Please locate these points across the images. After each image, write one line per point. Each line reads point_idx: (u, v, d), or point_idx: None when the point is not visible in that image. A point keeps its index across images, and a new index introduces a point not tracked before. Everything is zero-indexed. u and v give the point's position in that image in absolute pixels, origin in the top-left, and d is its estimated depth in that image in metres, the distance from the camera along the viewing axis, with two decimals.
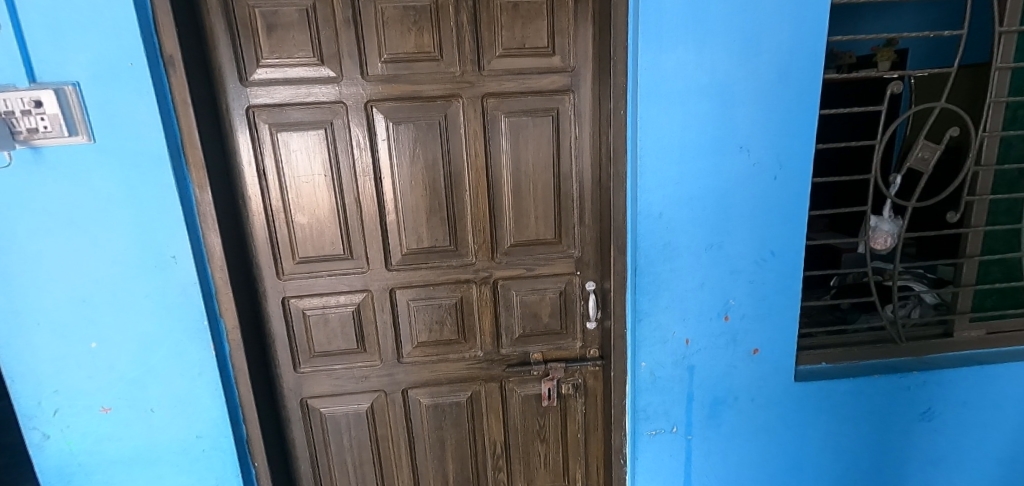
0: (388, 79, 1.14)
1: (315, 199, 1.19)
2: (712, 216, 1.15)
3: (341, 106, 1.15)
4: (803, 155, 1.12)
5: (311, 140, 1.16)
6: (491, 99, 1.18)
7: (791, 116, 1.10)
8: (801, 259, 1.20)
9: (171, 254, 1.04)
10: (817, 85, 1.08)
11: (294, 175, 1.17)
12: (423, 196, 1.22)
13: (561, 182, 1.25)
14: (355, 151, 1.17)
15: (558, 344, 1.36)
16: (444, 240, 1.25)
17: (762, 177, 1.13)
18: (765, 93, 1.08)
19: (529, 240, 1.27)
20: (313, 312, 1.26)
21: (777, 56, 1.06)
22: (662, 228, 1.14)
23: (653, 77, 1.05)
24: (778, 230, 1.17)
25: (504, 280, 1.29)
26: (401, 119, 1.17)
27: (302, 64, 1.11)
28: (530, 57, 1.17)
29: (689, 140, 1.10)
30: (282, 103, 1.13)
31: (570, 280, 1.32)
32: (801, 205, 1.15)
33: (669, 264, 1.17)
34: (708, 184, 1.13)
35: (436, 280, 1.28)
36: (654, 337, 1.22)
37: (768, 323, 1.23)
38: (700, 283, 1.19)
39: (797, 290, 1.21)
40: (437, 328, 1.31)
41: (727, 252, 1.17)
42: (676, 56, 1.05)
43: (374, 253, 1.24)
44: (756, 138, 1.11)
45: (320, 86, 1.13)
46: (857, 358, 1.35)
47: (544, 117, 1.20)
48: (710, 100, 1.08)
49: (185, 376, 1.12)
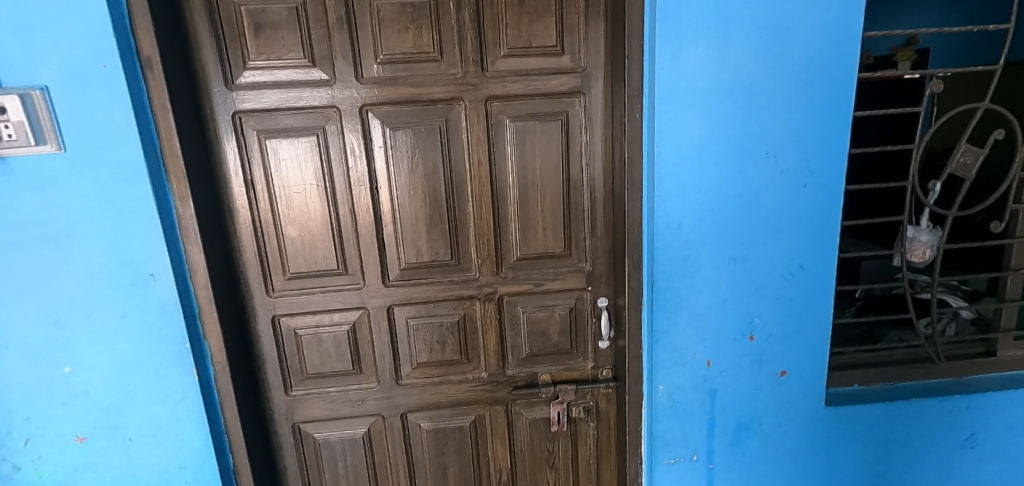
0: (384, 81, 1.06)
1: (307, 210, 1.11)
2: (735, 226, 1.05)
3: (334, 110, 1.07)
4: (837, 159, 1.03)
5: (302, 148, 1.07)
6: (495, 101, 1.10)
7: (823, 119, 1.01)
8: (833, 273, 1.10)
9: (149, 271, 0.96)
10: (851, 83, 0.99)
11: (285, 185, 1.09)
12: (422, 207, 1.14)
13: (571, 191, 1.16)
14: (349, 158, 1.09)
15: (568, 364, 1.26)
16: (445, 254, 1.17)
17: (790, 184, 1.04)
18: (794, 93, 0.99)
19: (537, 253, 1.19)
20: (305, 331, 1.18)
21: (808, 54, 0.97)
22: (681, 241, 1.05)
23: (671, 77, 0.97)
24: (808, 242, 1.07)
25: (510, 296, 1.20)
26: (399, 125, 1.09)
27: (293, 66, 1.03)
28: (537, 57, 1.08)
29: (711, 144, 1.01)
30: (271, 108, 1.05)
31: (581, 295, 1.22)
32: (833, 215, 1.06)
33: (689, 279, 1.08)
34: (732, 192, 1.03)
35: (437, 297, 1.19)
36: (672, 359, 1.12)
37: (796, 343, 1.13)
38: (723, 300, 1.10)
39: (828, 306, 1.11)
40: (438, 348, 1.22)
41: (752, 265, 1.08)
42: (697, 54, 0.96)
43: (370, 267, 1.15)
44: (784, 141, 1.01)
45: (311, 90, 1.05)
46: (892, 380, 1.25)
47: (552, 121, 1.12)
48: (734, 101, 0.99)
49: (166, 402, 1.03)
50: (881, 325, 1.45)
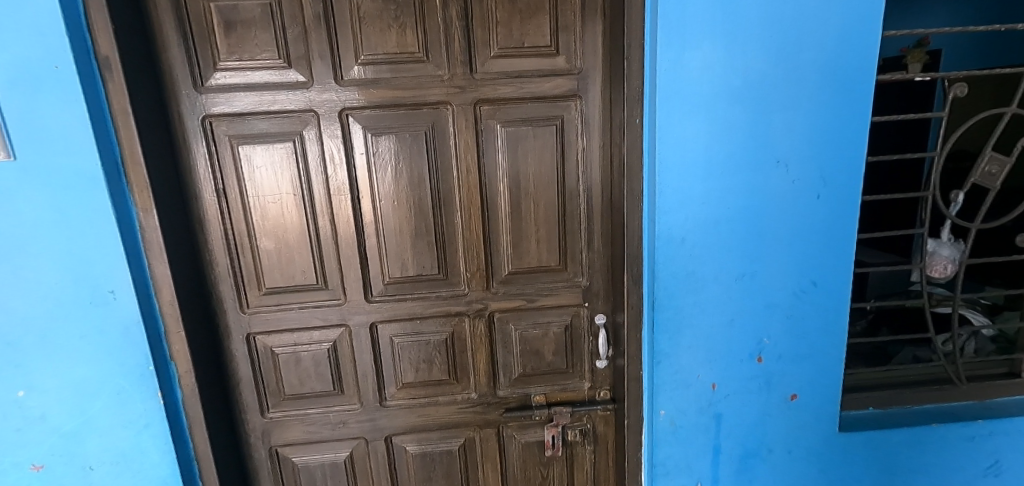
0: (366, 84, 0.99)
1: (284, 221, 1.04)
2: (742, 241, 0.98)
3: (311, 114, 0.99)
4: (853, 169, 0.95)
5: (279, 155, 1.00)
6: (484, 105, 1.03)
7: (839, 125, 0.93)
8: (849, 291, 1.02)
9: (110, 288, 0.89)
10: (869, 87, 0.91)
11: (259, 194, 1.02)
12: (407, 218, 1.06)
13: (567, 201, 1.09)
14: (327, 166, 1.02)
15: (564, 384, 1.19)
16: (432, 268, 1.09)
17: (803, 195, 0.96)
18: (807, 97, 0.92)
19: (530, 267, 1.11)
20: (282, 350, 1.10)
21: (823, 54, 0.90)
22: (684, 256, 0.98)
23: (674, 79, 0.89)
24: (821, 257, 1.00)
25: (501, 313, 1.13)
26: (382, 130, 1.02)
27: (267, 67, 0.96)
28: (531, 58, 1.01)
29: (717, 152, 0.93)
30: (244, 112, 0.98)
31: (577, 312, 1.15)
32: (848, 228, 0.98)
33: (693, 296, 1.00)
34: (740, 204, 0.96)
35: (423, 313, 1.12)
36: (674, 381, 1.04)
37: (808, 365, 1.06)
38: (730, 319, 1.02)
39: (843, 326, 1.04)
40: (425, 368, 1.14)
41: (761, 282, 1.00)
42: (702, 54, 0.88)
43: (351, 282, 1.08)
44: (796, 149, 0.94)
45: (286, 92, 0.98)
46: (910, 403, 1.17)
47: (546, 126, 1.05)
48: (742, 106, 0.91)
49: (129, 429, 0.95)
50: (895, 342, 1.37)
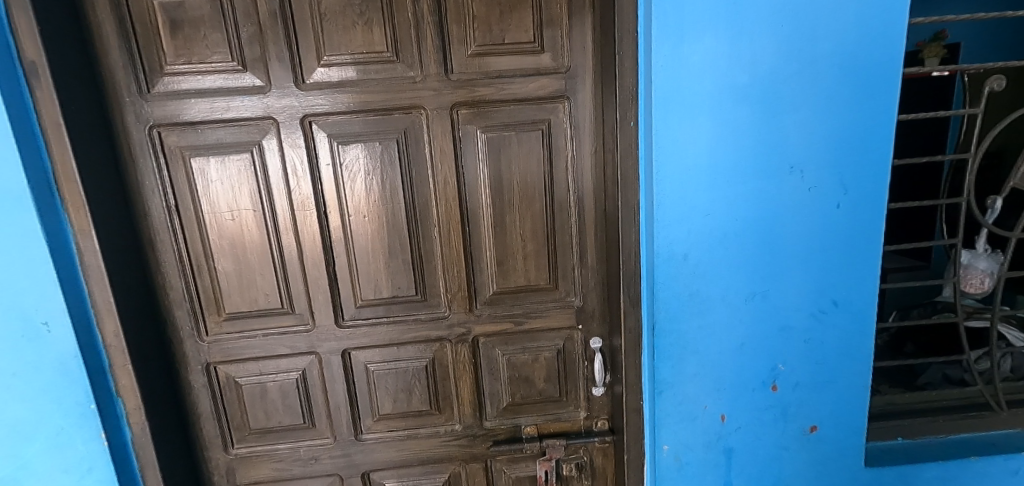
0: (330, 87, 0.89)
1: (243, 240, 0.94)
2: (753, 257, 0.87)
3: (270, 122, 0.90)
4: (878, 174, 0.84)
5: (236, 168, 0.91)
6: (463, 109, 0.93)
7: (861, 126, 0.82)
8: (873, 311, 0.91)
9: (43, 319, 0.79)
10: (895, 82, 0.81)
11: (215, 211, 0.93)
12: (380, 234, 0.96)
13: (556, 213, 0.99)
14: (290, 179, 0.93)
15: (557, 414, 1.08)
16: (409, 289, 0.99)
17: (821, 205, 0.85)
18: (824, 94, 0.81)
19: (518, 287, 1.01)
20: (247, 381, 1.01)
21: (842, 46, 0.79)
22: (687, 275, 0.87)
23: (672, 77, 0.79)
24: (842, 273, 0.89)
25: (487, 337, 1.03)
26: (350, 138, 0.92)
27: (219, 70, 0.87)
28: (512, 55, 0.91)
29: (723, 159, 0.82)
30: (196, 122, 0.89)
31: (570, 335, 1.04)
32: (872, 242, 0.87)
33: (698, 319, 0.89)
34: (749, 216, 0.85)
35: (401, 339, 1.01)
36: (679, 413, 0.93)
37: (830, 394, 0.94)
38: (740, 344, 0.91)
39: (868, 349, 0.92)
40: (404, 398, 1.04)
41: (775, 302, 0.89)
42: (704, 48, 0.78)
43: (320, 306, 0.98)
44: (813, 153, 0.83)
45: (242, 98, 0.88)
46: (944, 432, 1.05)
47: (531, 131, 0.94)
48: (750, 105, 0.81)
49: (69, 473, 0.85)
50: None
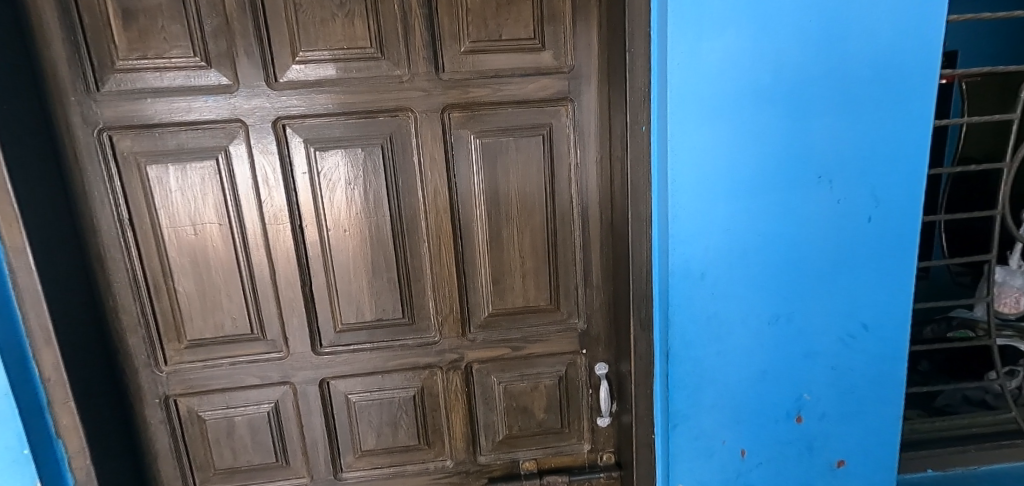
0: (306, 87, 0.80)
1: (207, 257, 0.84)
2: (776, 276, 0.79)
3: (238, 125, 0.80)
4: (911, 185, 0.77)
5: (199, 177, 0.81)
6: (455, 112, 0.84)
7: (894, 131, 0.75)
8: (906, 334, 0.83)
9: None
10: (931, 84, 0.73)
11: (175, 225, 0.82)
12: (363, 251, 0.87)
13: (557, 227, 0.90)
14: (261, 190, 0.83)
15: (558, 447, 0.98)
16: (395, 311, 0.89)
17: (850, 219, 0.77)
18: (854, 97, 0.73)
19: (516, 308, 0.91)
20: (211, 415, 0.90)
21: (874, 43, 0.72)
22: (704, 296, 0.78)
23: (690, 76, 0.70)
24: (872, 293, 0.81)
25: (481, 363, 0.93)
26: (329, 144, 0.82)
27: (180, 67, 0.77)
28: (510, 52, 0.82)
29: (744, 167, 0.74)
30: (152, 124, 0.79)
31: (573, 360, 0.95)
32: (905, 260, 0.80)
33: (717, 344, 0.80)
34: (772, 231, 0.77)
35: (386, 367, 0.91)
36: (695, 449, 0.84)
37: (859, 426, 0.86)
38: (761, 372, 0.82)
39: (900, 376, 0.84)
40: (389, 432, 0.94)
41: (800, 326, 0.81)
42: (725, 44, 0.70)
43: (295, 331, 0.88)
44: (842, 161, 0.75)
45: (206, 98, 0.79)
46: (975, 464, 0.98)
47: (529, 137, 0.86)
48: (774, 108, 0.73)
49: None
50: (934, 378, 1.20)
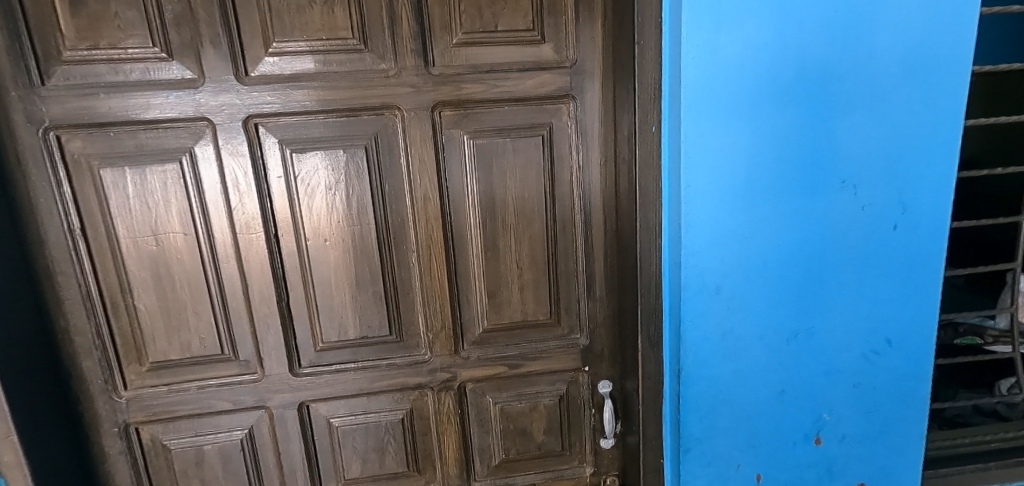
0: (281, 82, 0.72)
1: (171, 271, 0.76)
2: (796, 289, 0.73)
3: (205, 124, 0.72)
4: (940, 190, 0.71)
5: (161, 182, 0.73)
6: (446, 110, 0.76)
7: (922, 132, 0.69)
8: (931, 349, 0.77)
9: None
10: (963, 81, 0.68)
11: (135, 236, 0.74)
12: (345, 263, 0.79)
13: (558, 235, 0.83)
14: (232, 196, 0.75)
15: (559, 471, 0.91)
16: (382, 328, 0.82)
17: (874, 227, 0.72)
18: (881, 95, 0.67)
19: (514, 323, 0.85)
20: (178, 444, 0.81)
21: (903, 37, 0.66)
22: (719, 311, 0.72)
23: (706, 72, 0.64)
24: (896, 306, 0.75)
25: (476, 383, 0.86)
26: (307, 145, 0.75)
27: (138, 59, 0.68)
28: (507, 45, 0.75)
29: (762, 171, 0.68)
30: (107, 123, 0.70)
31: (575, 378, 0.88)
32: (932, 270, 0.74)
33: (732, 363, 0.74)
34: (792, 241, 0.71)
35: (372, 388, 0.84)
36: (709, 475, 0.78)
37: (881, 447, 0.80)
38: (779, 391, 0.76)
39: (924, 394, 0.79)
40: (376, 458, 0.86)
41: (821, 342, 0.75)
42: (744, 36, 0.63)
43: (271, 350, 0.80)
44: (867, 165, 0.69)
45: (168, 94, 0.70)
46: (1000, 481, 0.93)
47: (528, 137, 0.79)
48: (796, 107, 0.67)
49: None
50: (947, 387, 1.15)
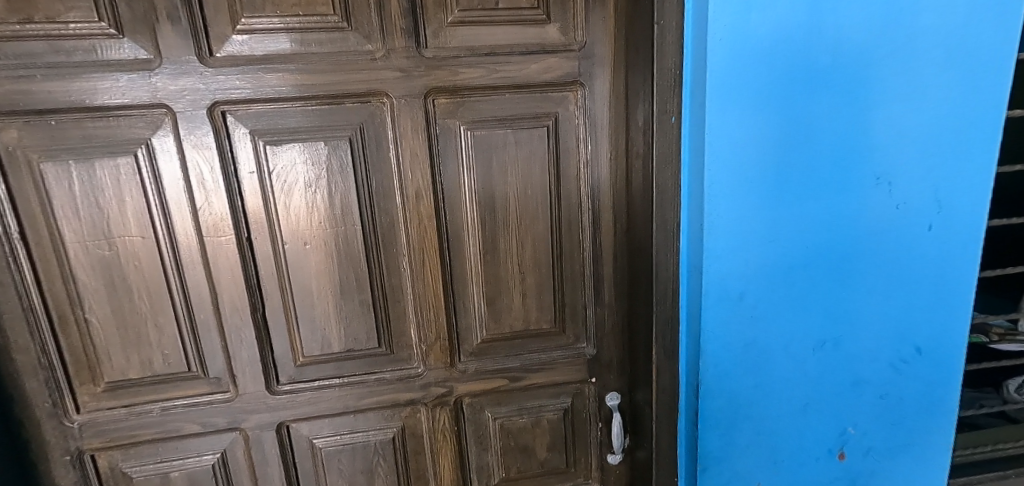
0: (252, 64, 0.63)
1: (128, 279, 0.67)
2: (823, 295, 0.67)
3: (164, 112, 0.63)
4: (979, 187, 0.65)
5: (114, 178, 0.63)
6: (440, 98, 0.69)
7: (962, 124, 0.63)
8: (961, 358, 0.72)
9: None
10: (1008, 67, 0.62)
11: (83, 240, 0.64)
12: (329, 269, 0.71)
13: (564, 236, 0.76)
14: (198, 195, 0.66)
15: None
16: (370, 339, 0.74)
17: (908, 228, 0.66)
18: (920, 83, 0.61)
19: (515, 333, 0.77)
20: (142, 471, 0.73)
21: (947, 18, 0.59)
22: (742, 320, 0.66)
23: (734, 56, 0.57)
24: (928, 312, 0.70)
25: (474, 397, 0.79)
26: (283, 137, 0.66)
27: (81, 36, 0.58)
28: (508, 24, 0.67)
29: (791, 167, 0.62)
30: (46, 110, 0.60)
31: (580, 390, 0.82)
32: (966, 273, 0.69)
33: (754, 376, 0.68)
34: (821, 243, 0.65)
35: (359, 405, 0.76)
36: None
37: (906, 460, 0.75)
38: (803, 405, 0.71)
39: (953, 404, 0.74)
40: (364, 481, 0.79)
41: (848, 352, 0.70)
42: (776, 16, 0.56)
43: (245, 367, 0.72)
44: (903, 160, 0.64)
45: (119, 77, 0.61)
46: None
47: (530, 129, 0.71)
48: (829, 96, 0.60)
49: None
50: None
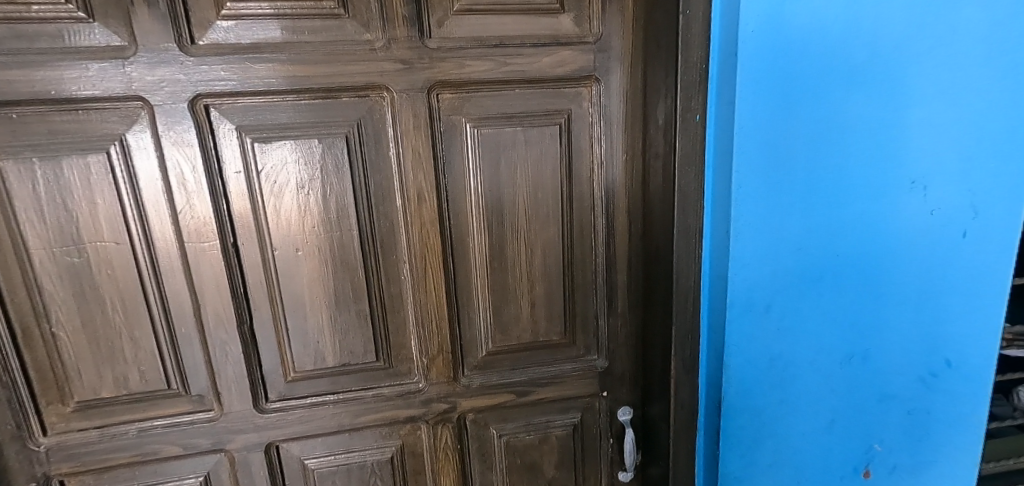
0: (238, 53, 0.57)
1: (101, 289, 0.60)
2: (852, 306, 0.63)
3: (141, 105, 0.57)
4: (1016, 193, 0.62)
5: (84, 178, 0.57)
6: (445, 93, 0.63)
7: (1001, 126, 0.60)
8: (992, 371, 0.69)
9: None
10: None
11: (49, 247, 0.58)
12: (323, 278, 0.65)
13: (576, 243, 0.71)
14: (179, 197, 0.60)
15: None
16: (367, 353, 0.69)
17: (941, 235, 0.62)
18: (960, 81, 0.57)
19: (523, 345, 0.73)
20: None
21: (990, 12, 0.56)
22: (768, 334, 0.62)
23: (767, 50, 0.52)
24: (958, 324, 0.66)
25: (479, 414, 0.74)
26: (273, 134, 0.60)
27: (45, 19, 0.52)
28: (519, 14, 0.62)
29: (823, 170, 0.58)
30: (6, 102, 0.53)
31: (590, 404, 0.77)
32: (998, 283, 0.65)
33: (779, 392, 0.64)
34: (852, 251, 0.61)
35: (355, 423, 0.71)
36: None
37: (931, 478, 0.72)
38: (829, 422, 0.67)
39: (981, 419, 0.70)
40: None
41: (876, 366, 0.66)
42: (812, 7, 0.52)
43: (230, 383, 0.66)
44: (939, 164, 0.60)
45: (89, 65, 0.55)
46: None
47: (541, 127, 0.66)
48: (865, 94, 0.56)
49: None
50: None
